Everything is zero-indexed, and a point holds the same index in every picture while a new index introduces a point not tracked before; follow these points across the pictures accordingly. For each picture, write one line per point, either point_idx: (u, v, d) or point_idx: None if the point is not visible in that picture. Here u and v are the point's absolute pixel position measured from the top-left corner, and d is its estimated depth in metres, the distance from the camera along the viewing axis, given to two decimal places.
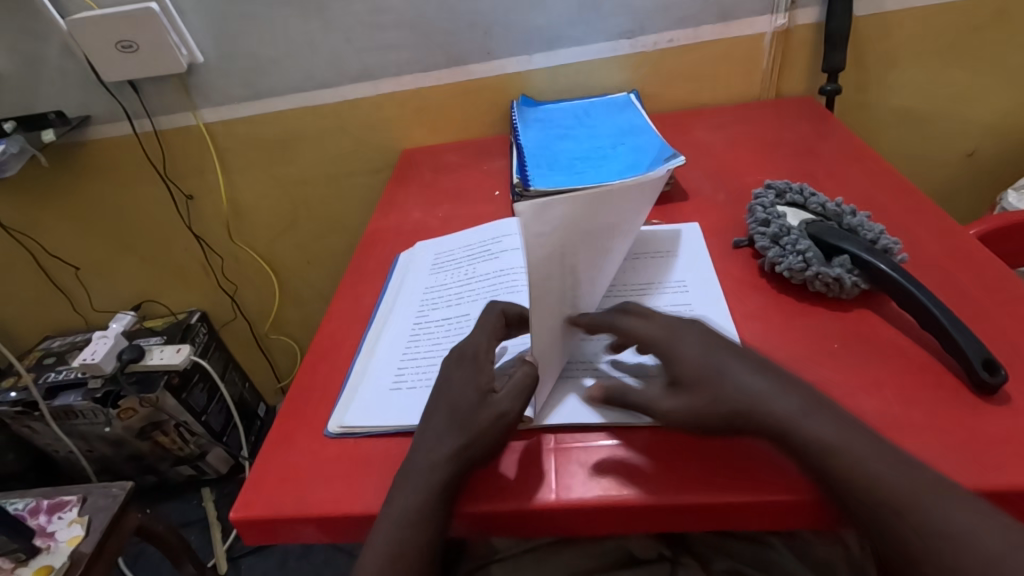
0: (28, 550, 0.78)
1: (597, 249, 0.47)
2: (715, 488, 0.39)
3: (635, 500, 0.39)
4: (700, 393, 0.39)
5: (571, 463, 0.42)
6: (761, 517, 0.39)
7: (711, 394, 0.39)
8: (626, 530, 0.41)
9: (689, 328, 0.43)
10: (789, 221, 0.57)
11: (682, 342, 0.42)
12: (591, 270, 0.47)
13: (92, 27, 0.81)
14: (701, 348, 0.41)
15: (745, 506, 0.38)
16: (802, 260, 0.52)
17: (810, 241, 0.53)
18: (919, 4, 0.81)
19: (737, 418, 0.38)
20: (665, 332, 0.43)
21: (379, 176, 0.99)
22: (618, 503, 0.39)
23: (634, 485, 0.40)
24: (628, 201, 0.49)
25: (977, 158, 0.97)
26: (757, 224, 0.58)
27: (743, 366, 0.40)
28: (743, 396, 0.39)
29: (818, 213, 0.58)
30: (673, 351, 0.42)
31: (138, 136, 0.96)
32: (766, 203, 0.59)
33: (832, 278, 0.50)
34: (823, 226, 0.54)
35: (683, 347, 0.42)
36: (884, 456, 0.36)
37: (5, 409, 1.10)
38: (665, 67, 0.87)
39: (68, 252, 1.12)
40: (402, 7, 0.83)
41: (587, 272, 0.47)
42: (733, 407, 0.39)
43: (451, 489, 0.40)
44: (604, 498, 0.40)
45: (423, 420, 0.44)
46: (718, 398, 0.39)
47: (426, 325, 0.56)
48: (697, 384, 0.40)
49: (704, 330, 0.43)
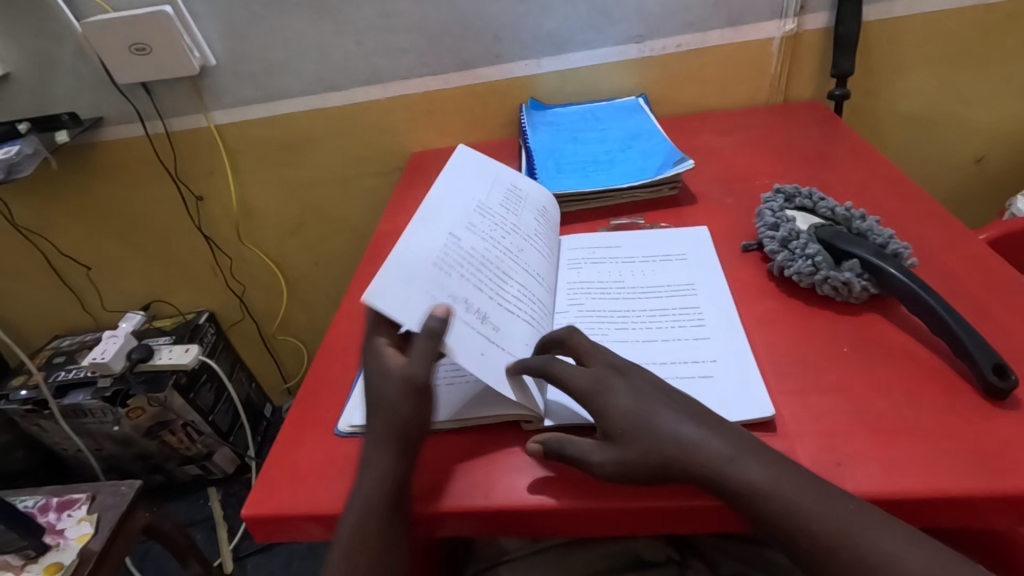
0: (38, 547, 0.79)
1: (465, 248, 0.51)
2: (663, 494, 0.40)
3: (593, 505, 0.40)
4: (630, 445, 0.39)
5: (522, 464, 0.43)
6: (706, 519, 0.40)
7: (640, 449, 0.39)
8: (588, 532, 0.42)
9: (619, 377, 0.43)
10: (798, 225, 0.57)
11: (615, 393, 0.42)
12: (483, 260, 0.51)
13: (107, 30, 0.82)
14: (633, 398, 0.41)
15: (699, 509, 0.40)
16: (810, 263, 0.52)
17: (819, 245, 0.53)
18: (929, 9, 0.81)
19: (671, 469, 0.38)
20: (593, 382, 0.42)
21: (388, 179, 1.00)
22: (576, 509, 0.40)
23: (579, 489, 0.41)
24: (436, 211, 0.53)
25: (987, 163, 0.96)
26: (766, 228, 0.58)
27: (683, 415, 0.41)
28: (682, 441, 0.39)
29: (827, 217, 0.58)
30: (604, 401, 0.42)
31: (150, 138, 0.97)
32: (775, 207, 0.60)
33: (842, 281, 0.50)
34: (832, 230, 0.54)
35: (612, 400, 0.41)
36: (827, 491, 0.36)
37: (16, 407, 1.11)
38: (674, 71, 0.87)
39: (80, 252, 1.13)
40: (413, 10, 0.84)
41: (475, 266, 0.50)
42: (661, 456, 0.39)
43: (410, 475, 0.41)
44: (562, 503, 0.41)
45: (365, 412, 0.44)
46: (647, 449, 0.39)
47: None
48: (626, 438, 0.40)
49: (636, 380, 0.43)
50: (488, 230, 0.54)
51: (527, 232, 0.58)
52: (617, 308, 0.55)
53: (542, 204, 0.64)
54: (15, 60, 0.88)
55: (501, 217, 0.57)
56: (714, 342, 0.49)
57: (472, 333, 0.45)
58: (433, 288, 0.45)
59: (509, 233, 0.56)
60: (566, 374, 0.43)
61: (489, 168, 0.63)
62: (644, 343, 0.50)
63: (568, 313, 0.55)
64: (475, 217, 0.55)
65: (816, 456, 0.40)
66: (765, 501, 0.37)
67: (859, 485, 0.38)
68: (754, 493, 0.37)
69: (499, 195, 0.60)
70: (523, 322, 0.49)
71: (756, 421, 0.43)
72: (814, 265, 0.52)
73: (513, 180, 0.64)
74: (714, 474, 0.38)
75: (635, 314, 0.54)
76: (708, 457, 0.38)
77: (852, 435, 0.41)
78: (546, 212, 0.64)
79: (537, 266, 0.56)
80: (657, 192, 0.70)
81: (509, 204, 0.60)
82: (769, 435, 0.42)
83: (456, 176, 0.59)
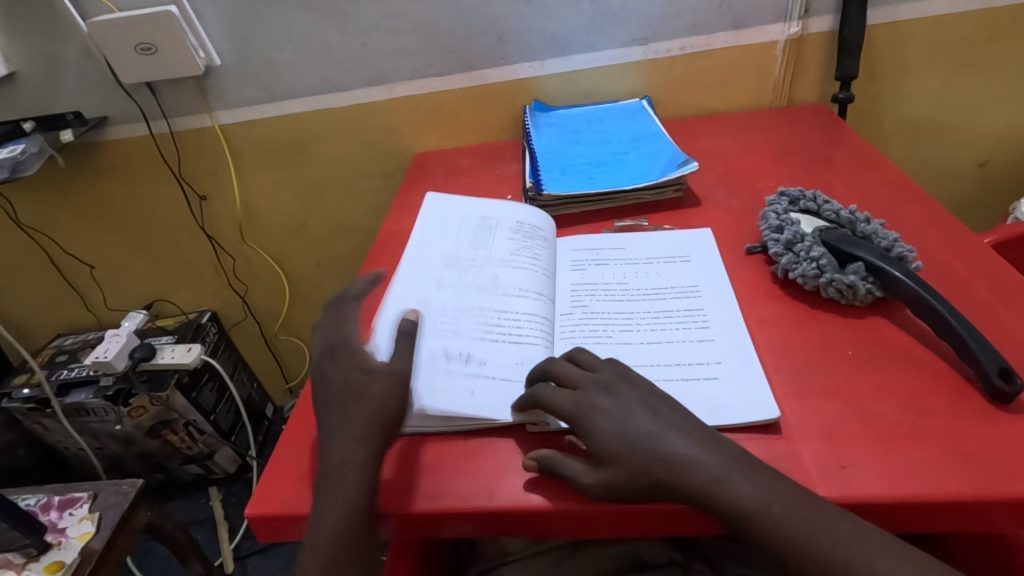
0: (40, 546, 0.79)
1: (434, 306, 0.54)
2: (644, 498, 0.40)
3: (573, 508, 0.40)
4: (618, 467, 0.39)
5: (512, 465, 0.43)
6: (681, 521, 0.40)
7: (630, 470, 0.39)
8: (560, 535, 0.42)
9: (606, 396, 0.42)
10: (802, 228, 0.57)
11: (602, 413, 0.42)
12: (456, 308, 0.54)
13: (112, 30, 0.82)
14: (619, 417, 0.41)
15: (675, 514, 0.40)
16: (815, 266, 0.52)
17: (824, 248, 0.53)
18: (932, 13, 0.82)
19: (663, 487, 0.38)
20: (577, 405, 0.42)
21: (391, 179, 1.00)
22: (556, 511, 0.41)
23: (562, 490, 0.41)
24: (401, 284, 0.57)
25: (990, 167, 0.96)
26: (771, 231, 0.58)
27: (675, 430, 0.40)
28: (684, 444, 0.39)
29: (832, 219, 0.58)
30: (593, 420, 0.41)
31: (154, 137, 0.97)
32: (779, 210, 0.60)
33: (847, 283, 0.50)
34: (836, 233, 0.54)
35: (600, 420, 0.41)
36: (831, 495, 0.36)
37: (18, 405, 1.11)
38: (677, 74, 0.87)
39: (83, 251, 1.13)
40: (418, 12, 0.84)
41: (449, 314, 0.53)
42: (652, 476, 0.38)
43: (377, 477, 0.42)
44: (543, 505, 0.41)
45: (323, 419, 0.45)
46: (636, 470, 0.39)
47: None
48: (614, 457, 0.39)
49: (625, 398, 0.42)
50: (456, 279, 0.57)
51: (500, 257, 0.60)
52: (621, 310, 0.55)
53: (513, 220, 0.66)
54: (22, 59, 0.88)
55: (468, 261, 0.60)
56: (719, 344, 0.49)
57: (460, 381, 0.47)
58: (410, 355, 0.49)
59: (479, 269, 0.58)
60: (551, 399, 0.43)
61: (451, 219, 0.66)
62: (649, 345, 0.50)
63: (572, 314, 0.55)
64: (442, 272, 0.58)
65: (821, 459, 0.40)
66: (771, 502, 0.37)
67: (863, 488, 0.38)
68: (758, 493, 0.37)
69: (464, 240, 0.63)
70: (512, 344, 0.51)
71: (761, 423, 0.43)
72: (818, 268, 0.52)
73: (480, 216, 0.66)
74: (721, 474, 0.38)
75: (640, 316, 0.54)
76: (713, 458, 0.38)
77: (857, 439, 0.41)
78: (525, 225, 0.65)
79: (520, 280, 0.57)
80: (660, 195, 0.70)
81: (476, 244, 0.62)
82: (775, 438, 0.42)
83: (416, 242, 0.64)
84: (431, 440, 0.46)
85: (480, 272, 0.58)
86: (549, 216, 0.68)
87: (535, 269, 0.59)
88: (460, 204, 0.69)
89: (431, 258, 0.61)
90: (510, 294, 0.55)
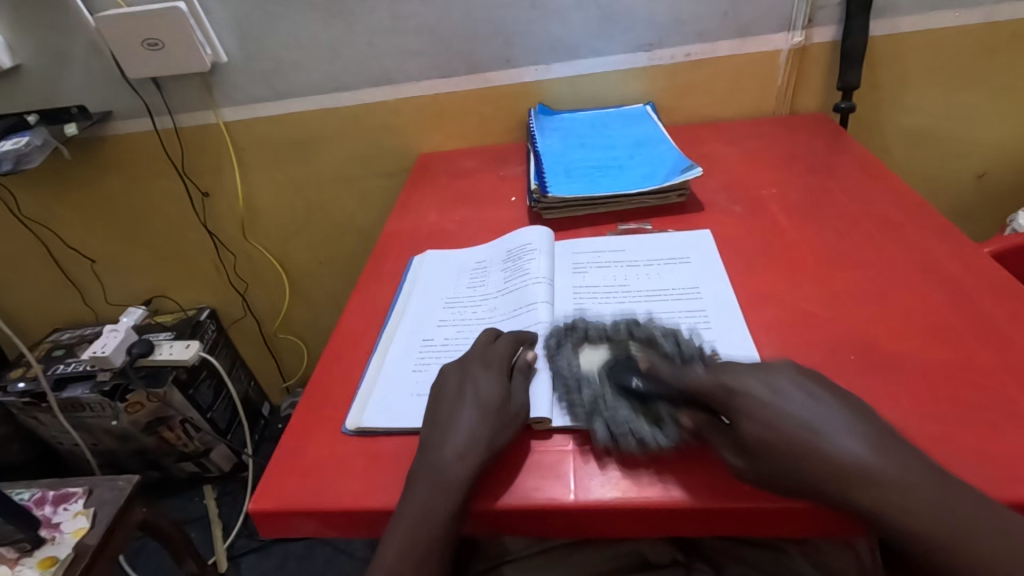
0: (34, 541, 0.77)
1: (438, 342, 0.56)
2: (729, 496, 0.39)
3: (655, 502, 0.40)
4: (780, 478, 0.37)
5: (590, 464, 0.43)
6: (703, 522, 0.40)
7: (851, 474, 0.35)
8: (648, 533, 0.42)
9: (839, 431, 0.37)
10: (591, 374, 0.48)
11: (748, 390, 0.40)
12: (459, 342, 0.55)
13: (119, 25, 0.82)
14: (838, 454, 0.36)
15: (738, 514, 0.39)
16: (617, 428, 0.43)
17: (621, 397, 0.45)
18: (934, 26, 0.83)
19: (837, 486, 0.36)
20: (799, 424, 0.38)
21: (394, 179, 1.01)
22: (638, 505, 0.40)
23: (653, 487, 0.41)
24: (404, 325, 0.59)
25: (988, 179, 0.97)
26: (566, 391, 0.47)
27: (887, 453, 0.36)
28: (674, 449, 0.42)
29: (601, 337, 0.50)
30: (735, 414, 0.39)
31: (158, 132, 0.97)
32: (563, 361, 0.49)
33: (663, 438, 0.42)
34: (625, 369, 0.46)
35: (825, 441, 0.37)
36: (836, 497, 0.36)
37: (14, 400, 1.11)
38: (681, 80, 0.88)
39: (84, 245, 1.13)
40: (426, 13, 0.84)
41: (452, 350, 0.54)
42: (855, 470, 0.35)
43: (470, 483, 0.41)
44: (624, 500, 0.40)
45: (434, 419, 0.45)
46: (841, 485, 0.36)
47: (436, 343, 0.55)
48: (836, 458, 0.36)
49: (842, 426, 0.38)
50: (457, 316, 0.58)
51: (498, 287, 0.61)
52: (621, 312, 0.55)
53: (503, 250, 0.66)
54: (27, 51, 0.88)
55: (467, 298, 0.61)
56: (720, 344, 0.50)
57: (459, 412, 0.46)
58: (420, 388, 0.51)
59: (479, 303, 0.59)
60: (767, 407, 0.39)
61: (452, 262, 0.67)
62: None
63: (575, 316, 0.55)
64: (442, 312, 0.59)
65: None
66: None
67: None
68: None
69: (461, 281, 0.63)
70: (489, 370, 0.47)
71: None
72: (634, 435, 0.42)
73: (474, 255, 0.67)
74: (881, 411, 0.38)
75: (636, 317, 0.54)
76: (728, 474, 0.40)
77: None
78: (515, 248, 0.65)
79: (520, 298, 0.57)
80: (664, 200, 0.70)
81: (475, 281, 0.63)
82: None
83: (407, 283, 0.65)
84: (533, 440, 0.45)
85: (479, 306, 0.59)
86: (550, 229, 0.68)
87: (535, 278, 0.59)
88: (457, 251, 0.69)
89: (424, 296, 0.62)
90: (509, 315, 0.56)
